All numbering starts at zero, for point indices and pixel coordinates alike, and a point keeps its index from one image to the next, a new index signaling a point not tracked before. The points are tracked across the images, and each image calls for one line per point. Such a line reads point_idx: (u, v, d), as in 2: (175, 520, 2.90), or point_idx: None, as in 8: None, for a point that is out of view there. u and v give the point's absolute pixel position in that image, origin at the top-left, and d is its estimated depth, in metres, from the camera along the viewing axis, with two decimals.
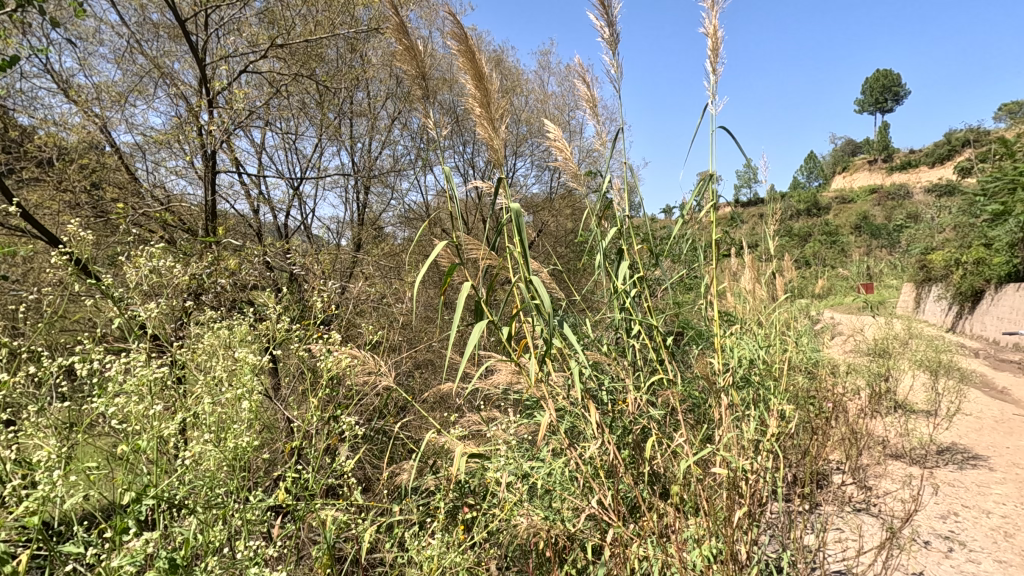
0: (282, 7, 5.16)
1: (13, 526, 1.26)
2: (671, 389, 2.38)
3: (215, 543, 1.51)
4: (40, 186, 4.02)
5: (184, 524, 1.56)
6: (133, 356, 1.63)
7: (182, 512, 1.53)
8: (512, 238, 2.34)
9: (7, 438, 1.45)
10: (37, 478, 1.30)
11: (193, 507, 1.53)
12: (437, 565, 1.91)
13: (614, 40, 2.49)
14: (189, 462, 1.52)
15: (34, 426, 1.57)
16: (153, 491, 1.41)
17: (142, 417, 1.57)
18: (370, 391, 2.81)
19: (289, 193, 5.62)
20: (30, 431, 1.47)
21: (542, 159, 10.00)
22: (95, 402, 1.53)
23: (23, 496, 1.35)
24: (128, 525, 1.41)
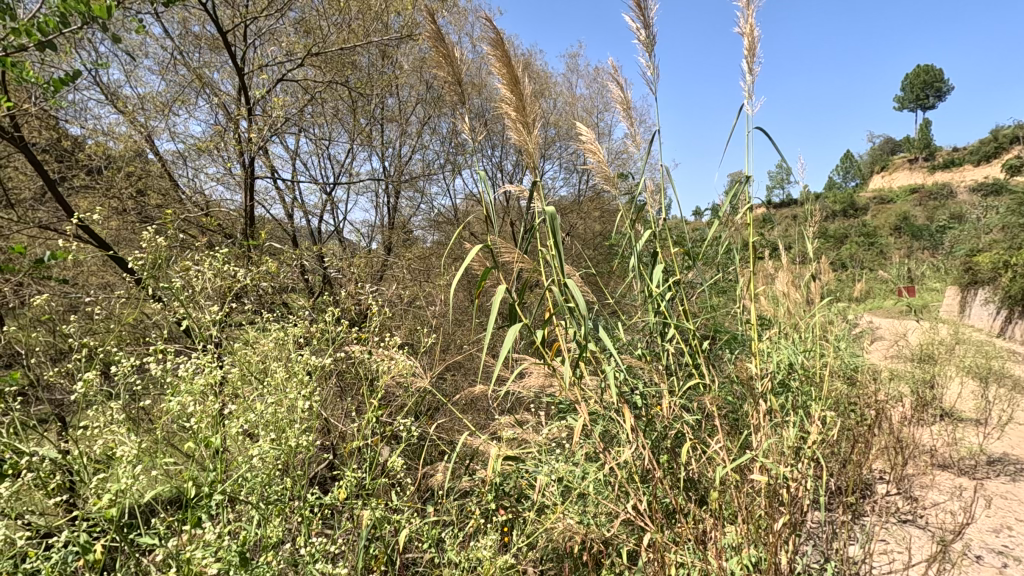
0: (318, 17, 5.28)
1: (96, 517, 1.35)
2: (707, 395, 2.34)
3: (274, 538, 1.58)
4: (91, 193, 4.20)
5: (245, 519, 1.64)
6: (200, 358, 1.73)
7: (244, 508, 1.61)
8: (546, 242, 2.35)
9: (86, 434, 1.54)
10: (122, 472, 1.40)
11: (256, 504, 1.60)
12: (488, 566, 1.92)
13: (650, 42, 2.48)
14: (254, 460, 1.61)
15: (101, 422, 1.65)
16: (221, 486, 1.50)
17: (207, 417, 1.66)
18: (405, 392, 2.85)
19: (323, 198, 5.76)
20: (103, 426, 1.55)
21: (570, 162, 10.00)
22: (168, 401, 1.62)
23: (105, 489, 1.44)
24: (198, 518, 1.50)
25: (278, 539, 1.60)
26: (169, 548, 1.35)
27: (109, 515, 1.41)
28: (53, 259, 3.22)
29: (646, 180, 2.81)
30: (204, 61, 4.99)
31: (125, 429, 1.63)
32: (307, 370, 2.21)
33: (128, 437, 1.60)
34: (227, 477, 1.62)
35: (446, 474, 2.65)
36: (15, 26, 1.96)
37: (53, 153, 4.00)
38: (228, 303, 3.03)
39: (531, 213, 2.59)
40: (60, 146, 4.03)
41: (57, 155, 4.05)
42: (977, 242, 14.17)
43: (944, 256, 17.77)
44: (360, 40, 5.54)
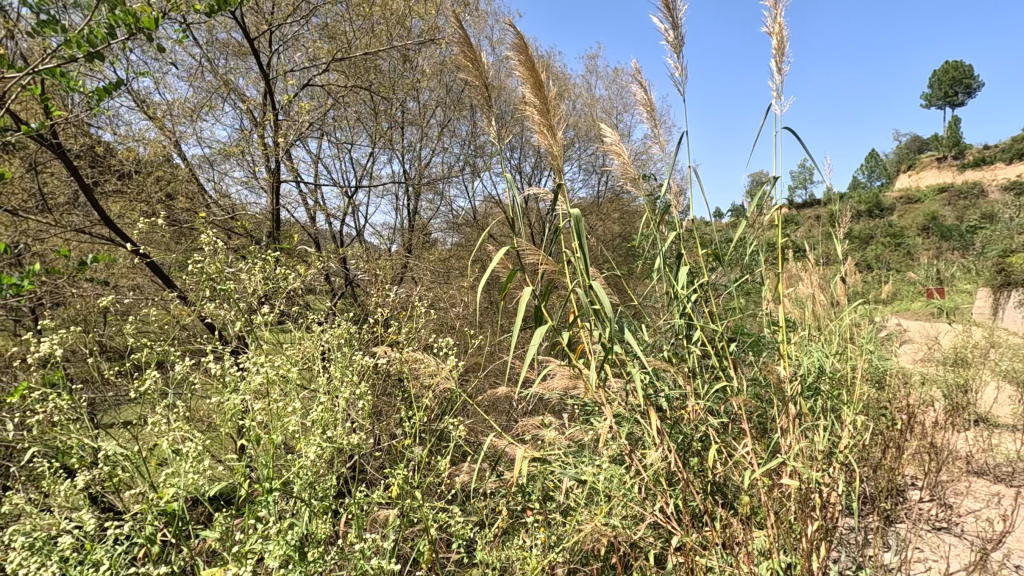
0: (341, 22, 5.35)
1: (146, 512, 1.41)
2: (735, 398, 2.32)
3: (320, 535, 1.62)
4: (121, 198, 4.31)
5: (296, 515, 1.70)
6: (239, 360, 1.78)
7: (298, 506, 1.67)
8: (572, 243, 2.35)
9: (149, 432, 1.63)
10: (175, 466, 1.47)
11: (308, 502, 1.66)
12: (536, 564, 1.93)
13: (678, 43, 2.47)
14: (303, 458, 1.67)
15: (151, 422, 1.72)
16: (275, 482, 1.57)
17: (247, 417, 1.72)
18: (429, 393, 2.87)
19: (345, 201, 5.83)
20: (156, 426, 1.63)
21: (590, 164, 9.98)
22: (219, 401, 1.70)
23: (150, 486, 1.49)
24: (254, 514, 1.57)
25: (323, 537, 1.65)
26: (237, 547, 1.42)
27: (165, 511, 1.47)
28: (96, 262, 3.34)
29: (670, 181, 2.78)
30: (231, 67, 5.08)
31: (168, 425, 1.68)
32: (337, 372, 2.24)
33: (173, 434, 1.66)
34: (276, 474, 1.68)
35: (472, 475, 2.66)
36: (65, 38, 2.03)
37: (87, 159, 4.11)
38: (258, 305, 3.08)
39: (556, 215, 2.59)
40: (93, 152, 4.14)
41: (90, 161, 4.15)
42: (1012, 242, 13.77)
43: (975, 256, 17.32)
44: (383, 45, 5.61)
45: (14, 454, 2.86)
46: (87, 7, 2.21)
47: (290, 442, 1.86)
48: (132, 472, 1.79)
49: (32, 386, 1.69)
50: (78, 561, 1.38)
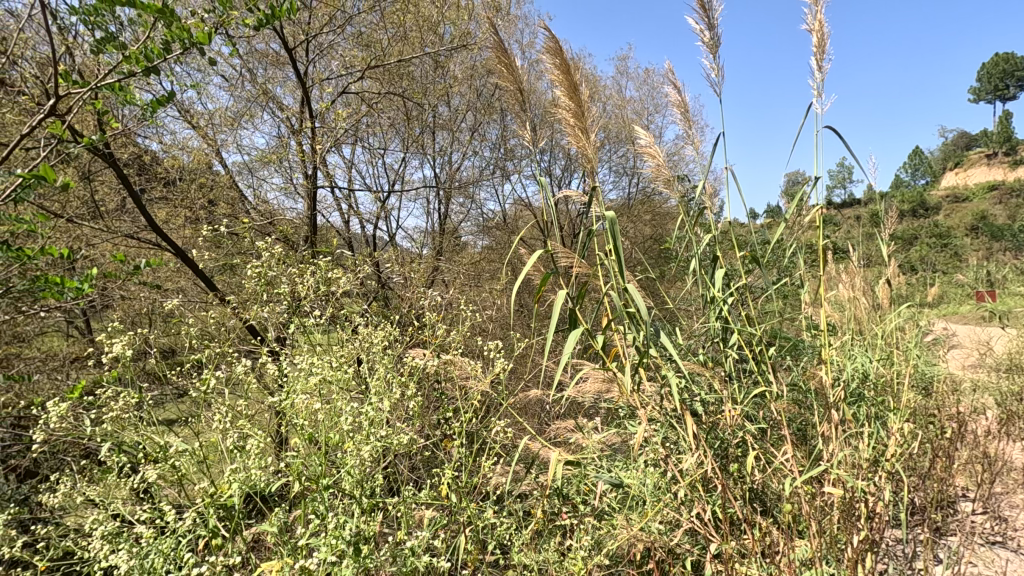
0: (375, 30, 5.45)
1: (206, 507, 1.49)
2: (774, 403, 2.27)
3: (363, 533, 1.66)
4: (168, 204, 4.50)
5: (343, 514, 1.75)
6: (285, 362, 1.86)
7: (347, 504, 1.72)
8: (606, 246, 2.34)
9: (207, 433, 1.72)
10: (232, 463, 1.55)
11: (358, 499, 1.71)
12: (579, 566, 1.94)
13: (714, 43, 2.44)
14: (350, 457, 1.73)
15: (207, 422, 1.81)
16: (325, 480, 1.63)
17: (294, 419, 1.78)
18: (464, 396, 2.88)
19: (378, 205, 5.93)
20: (214, 426, 1.72)
21: (621, 165, 9.91)
22: (270, 402, 1.78)
23: (209, 483, 1.57)
24: (308, 513, 1.63)
25: (373, 536, 1.70)
26: (295, 542, 1.48)
27: (219, 505, 1.55)
28: (149, 266, 3.46)
29: (705, 182, 2.74)
30: (269, 77, 5.24)
31: (220, 425, 1.76)
32: (373, 374, 2.29)
33: (226, 433, 1.74)
34: (324, 473, 1.74)
35: (505, 477, 2.68)
36: (123, 53, 2.13)
37: (135, 167, 4.33)
38: (296, 308, 3.16)
39: (589, 217, 2.58)
40: (142, 162, 4.33)
41: (138, 169, 4.37)
42: None
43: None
44: (416, 51, 5.68)
45: (74, 448, 3.03)
46: (144, 24, 2.32)
47: (330, 444, 1.91)
48: (181, 470, 1.86)
49: (103, 386, 1.80)
50: (138, 549, 1.46)
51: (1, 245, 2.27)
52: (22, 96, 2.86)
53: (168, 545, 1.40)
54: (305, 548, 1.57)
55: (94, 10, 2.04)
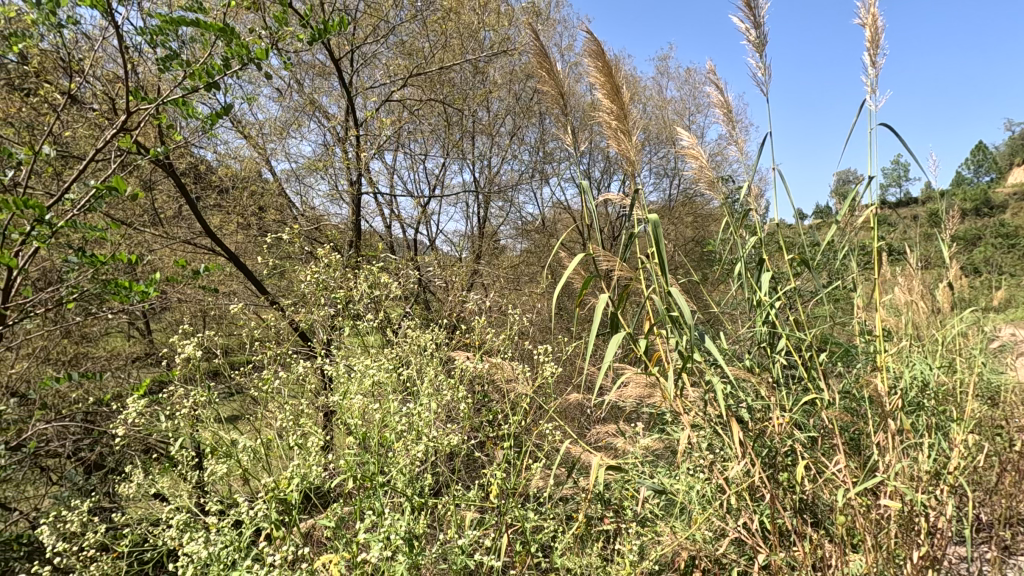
0: (416, 39, 5.55)
1: (271, 501, 1.58)
2: (826, 411, 2.19)
3: (416, 529, 1.71)
4: (221, 211, 4.70)
5: (396, 511, 1.81)
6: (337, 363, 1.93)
7: (401, 503, 1.78)
8: (648, 249, 2.30)
9: (268, 432, 1.82)
10: (295, 459, 1.64)
11: (409, 497, 1.77)
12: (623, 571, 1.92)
13: (761, 42, 2.38)
14: (403, 454, 1.79)
15: (264, 422, 1.90)
16: (379, 478, 1.70)
17: (348, 418, 1.86)
18: (505, 399, 2.90)
19: (419, 210, 6.04)
20: (277, 426, 1.81)
21: (661, 167, 9.74)
22: (326, 402, 1.86)
23: (272, 480, 1.66)
24: (365, 509, 1.70)
25: (422, 535, 1.73)
26: (354, 536, 1.55)
27: (275, 503, 1.61)
28: (208, 271, 3.60)
29: (750, 183, 2.68)
30: (316, 87, 5.41)
31: (278, 424, 1.84)
32: (415, 376, 2.33)
33: (284, 432, 1.83)
34: (376, 471, 1.80)
35: (547, 480, 2.67)
36: (187, 70, 2.26)
37: (191, 176, 4.54)
38: (341, 311, 3.24)
39: (630, 220, 2.56)
40: (197, 170, 4.54)
41: (194, 177, 4.59)
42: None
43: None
44: (456, 58, 5.76)
45: (136, 442, 3.19)
46: (205, 42, 2.45)
47: (380, 445, 1.96)
48: (237, 467, 1.94)
49: (168, 386, 1.91)
50: (204, 540, 1.54)
51: (78, 251, 2.43)
52: (94, 112, 3.05)
53: (230, 545, 1.46)
54: (358, 545, 1.62)
55: (160, 30, 2.16)
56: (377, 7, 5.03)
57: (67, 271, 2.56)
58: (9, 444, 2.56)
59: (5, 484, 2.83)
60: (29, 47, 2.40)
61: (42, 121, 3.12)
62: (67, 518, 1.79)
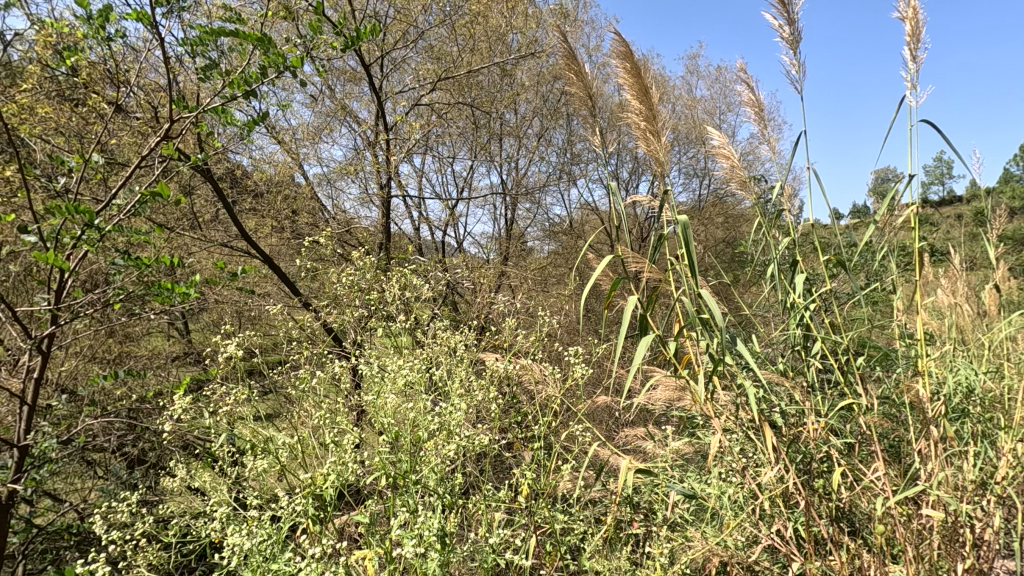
0: (445, 43, 5.61)
1: (309, 497, 1.62)
2: (864, 417, 2.13)
3: (447, 528, 1.73)
4: (257, 214, 4.83)
5: (428, 509, 1.83)
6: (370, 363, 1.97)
7: (433, 502, 1.81)
8: (678, 250, 2.27)
9: (307, 430, 1.87)
10: (331, 456, 1.68)
11: (441, 495, 1.79)
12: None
13: (795, 39, 2.33)
14: (435, 452, 1.82)
15: (300, 421, 1.95)
16: (413, 477, 1.73)
17: (381, 417, 1.90)
18: (533, 400, 2.90)
19: (447, 212, 6.09)
20: (315, 424, 1.87)
21: (691, 167, 9.59)
22: (361, 401, 1.90)
23: (308, 476, 1.70)
24: (398, 507, 1.73)
25: (452, 533, 1.74)
26: (388, 533, 1.58)
27: (310, 499, 1.65)
28: (246, 273, 3.69)
29: (784, 182, 2.61)
30: (347, 92, 5.51)
31: (314, 422, 1.89)
32: (445, 377, 2.35)
33: (320, 430, 1.88)
34: (409, 469, 1.83)
35: (575, 483, 2.66)
36: (226, 79, 2.33)
37: (228, 181, 4.68)
38: (371, 312, 3.29)
39: (659, 221, 2.53)
40: (234, 175, 4.69)
41: (231, 181, 4.73)
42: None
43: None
44: (485, 62, 5.79)
45: (176, 439, 3.30)
46: (242, 51, 2.52)
47: (411, 445, 1.99)
48: (271, 464, 1.99)
49: (207, 384, 1.97)
50: (245, 534, 1.59)
51: (124, 254, 2.53)
52: (138, 121, 3.18)
53: (269, 541, 1.50)
54: (391, 541, 1.64)
55: (200, 41, 2.24)
56: (407, 12, 5.10)
57: (114, 273, 2.67)
58: (59, 438, 2.67)
59: (55, 476, 2.96)
60: (79, 60, 2.52)
61: (90, 131, 3.26)
62: (113, 510, 1.87)
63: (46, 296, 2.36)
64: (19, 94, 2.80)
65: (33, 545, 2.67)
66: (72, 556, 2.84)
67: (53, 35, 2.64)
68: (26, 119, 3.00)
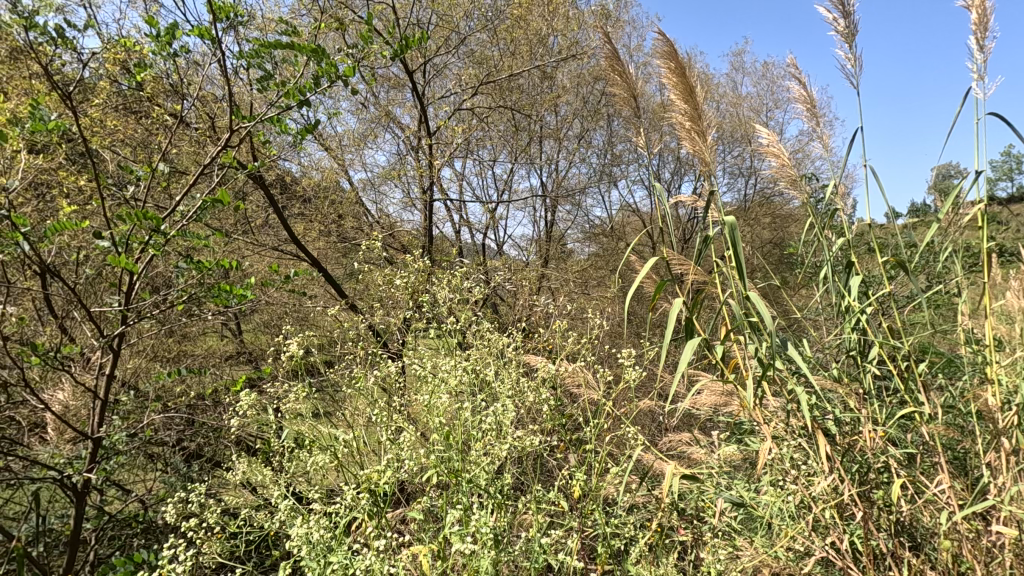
0: (487, 48, 5.66)
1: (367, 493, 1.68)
2: (926, 426, 2.03)
3: (497, 529, 1.75)
4: (306, 219, 5.00)
5: (476, 510, 1.86)
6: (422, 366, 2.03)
7: (483, 502, 1.83)
8: (725, 252, 2.22)
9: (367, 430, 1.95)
10: (388, 454, 1.74)
11: (491, 495, 1.81)
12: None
13: (850, 32, 2.25)
14: (484, 452, 1.85)
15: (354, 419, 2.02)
16: (465, 475, 1.77)
17: (435, 417, 1.95)
18: (576, 403, 2.89)
19: (488, 215, 6.14)
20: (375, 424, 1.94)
21: (736, 166, 9.34)
22: (416, 402, 1.96)
23: (365, 474, 1.76)
24: (458, 506, 1.77)
25: (501, 533, 1.76)
26: (442, 531, 1.61)
27: (366, 495, 1.71)
28: (297, 275, 3.82)
29: (837, 181, 2.51)
30: (391, 99, 5.63)
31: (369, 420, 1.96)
32: (489, 378, 2.37)
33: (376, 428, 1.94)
34: (460, 468, 1.86)
35: (619, 487, 2.63)
36: (282, 89, 2.43)
37: (278, 187, 4.86)
38: (414, 314, 3.35)
39: (704, 222, 2.48)
40: (285, 181, 4.86)
41: (282, 187, 4.91)
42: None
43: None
44: (525, 64, 5.82)
45: (231, 435, 3.45)
46: (295, 63, 2.61)
47: (460, 446, 2.02)
48: (323, 461, 2.05)
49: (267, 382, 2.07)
50: (305, 528, 1.66)
51: (186, 258, 2.66)
52: (198, 131, 3.34)
53: (329, 534, 1.57)
54: (443, 538, 1.69)
55: (256, 53, 2.34)
56: (449, 19, 5.17)
57: (176, 276, 2.82)
58: (128, 432, 2.84)
59: (123, 468, 3.14)
60: (146, 75, 2.68)
61: (154, 141, 3.46)
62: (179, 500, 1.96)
63: (116, 298, 2.51)
64: (91, 109, 2.99)
65: (103, 531, 2.84)
66: (138, 543, 3.01)
67: (122, 52, 2.81)
68: (98, 131, 3.20)
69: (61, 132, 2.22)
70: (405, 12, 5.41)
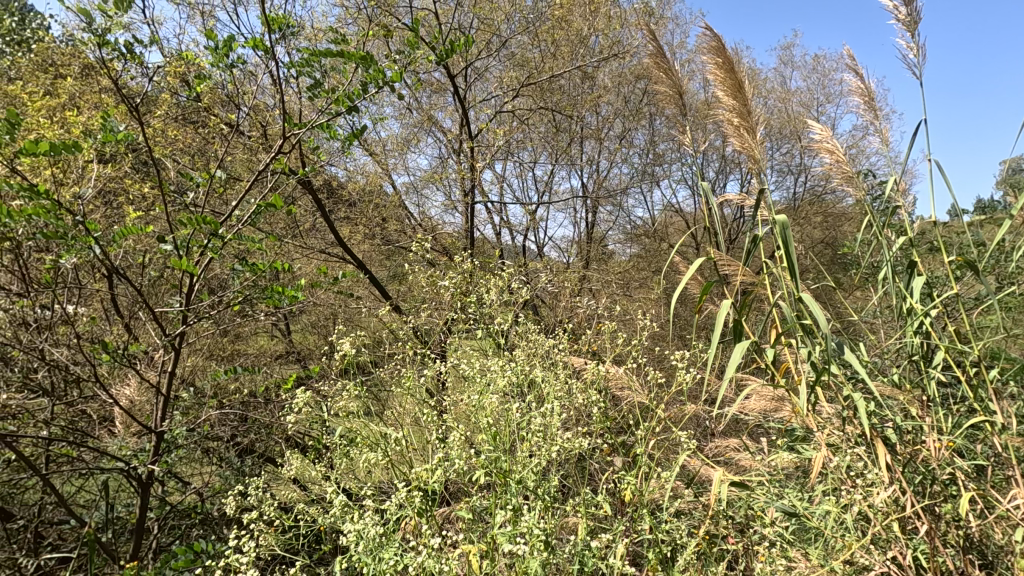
0: (528, 50, 5.67)
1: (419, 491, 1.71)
2: (998, 436, 1.91)
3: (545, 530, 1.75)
4: (352, 222, 5.13)
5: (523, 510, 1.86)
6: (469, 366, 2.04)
7: (529, 503, 1.83)
8: (776, 251, 2.14)
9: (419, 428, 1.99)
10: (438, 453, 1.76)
11: (539, 495, 1.81)
12: None
13: (912, 19, 2.14)
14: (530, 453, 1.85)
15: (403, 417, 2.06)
16: (513, 474, 1.77)
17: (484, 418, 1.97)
18: (619, 406, 2.84)
19: (529, 216, 6.14)
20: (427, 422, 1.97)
21: (785, 164, 9.01)
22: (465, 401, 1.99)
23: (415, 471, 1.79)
24: (505, 507, 1.77)
25: (549, 534, 1.75)
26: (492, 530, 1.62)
27: (416, 492, 1.73)
28: (344, 277, 3.92)
29: (898, 177, 2.38)
30: (433, 103, 5.72)
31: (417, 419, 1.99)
32: (531, 379, 2.37)
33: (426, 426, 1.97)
34: (508, 469, 1.86)
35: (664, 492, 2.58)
36: (332, 96, 2.50)
37: (325, 191, 5.00)
38: (458, 315, 3.38)
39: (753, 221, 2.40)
40: (332, 186, 5.00)
41: (329, 192, 5.05)
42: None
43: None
44: (567, 65, 5.79)
45: (281, 432, 3.57)
46: (343, 70, 2.68)
47: (505, 445, 2.03)
48: (371, 459, 2.10)
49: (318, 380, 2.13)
50: (358, 523, 1.70)
51: (241, 261, 2.78)
52: (251, 139, 3.48)
53: (381, 530, 1.61)
54: (491, 537, 1.69)
55: (307, 62, 2.41)
56: (490, 22, 5.20)
57: (232, 278, 2.94)
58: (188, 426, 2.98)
59: (183, 460, 3.30)
60: (204, 86, 2.81)
61: (211, 150, 3.62)
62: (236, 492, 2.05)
63: (178, 298, 2.64)
64: (155, 120, 3.16)
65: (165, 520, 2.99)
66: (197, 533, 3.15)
67: (182, 66, 2.96)
68: (160, 141, 3.38)
69: (129, 142, 2.35)
70: (447, 16, 5.48)
